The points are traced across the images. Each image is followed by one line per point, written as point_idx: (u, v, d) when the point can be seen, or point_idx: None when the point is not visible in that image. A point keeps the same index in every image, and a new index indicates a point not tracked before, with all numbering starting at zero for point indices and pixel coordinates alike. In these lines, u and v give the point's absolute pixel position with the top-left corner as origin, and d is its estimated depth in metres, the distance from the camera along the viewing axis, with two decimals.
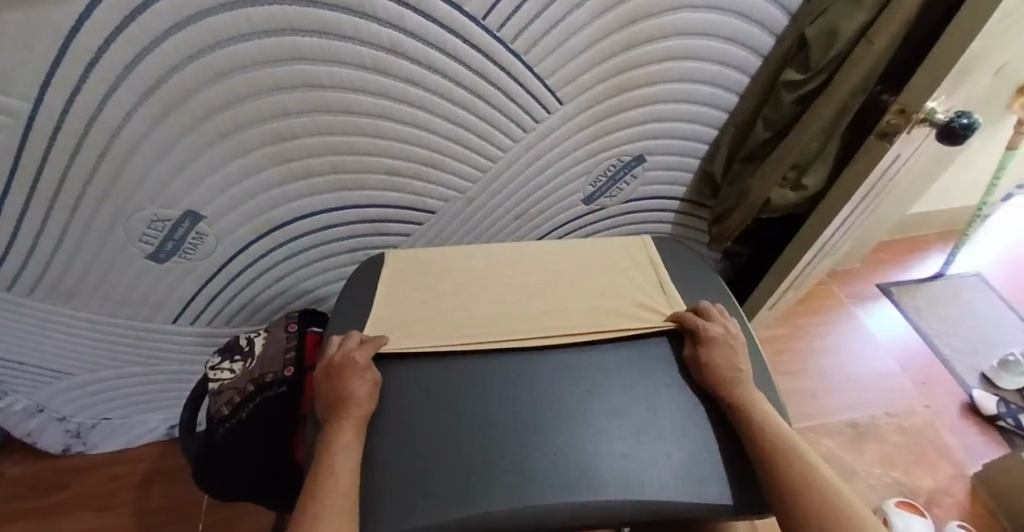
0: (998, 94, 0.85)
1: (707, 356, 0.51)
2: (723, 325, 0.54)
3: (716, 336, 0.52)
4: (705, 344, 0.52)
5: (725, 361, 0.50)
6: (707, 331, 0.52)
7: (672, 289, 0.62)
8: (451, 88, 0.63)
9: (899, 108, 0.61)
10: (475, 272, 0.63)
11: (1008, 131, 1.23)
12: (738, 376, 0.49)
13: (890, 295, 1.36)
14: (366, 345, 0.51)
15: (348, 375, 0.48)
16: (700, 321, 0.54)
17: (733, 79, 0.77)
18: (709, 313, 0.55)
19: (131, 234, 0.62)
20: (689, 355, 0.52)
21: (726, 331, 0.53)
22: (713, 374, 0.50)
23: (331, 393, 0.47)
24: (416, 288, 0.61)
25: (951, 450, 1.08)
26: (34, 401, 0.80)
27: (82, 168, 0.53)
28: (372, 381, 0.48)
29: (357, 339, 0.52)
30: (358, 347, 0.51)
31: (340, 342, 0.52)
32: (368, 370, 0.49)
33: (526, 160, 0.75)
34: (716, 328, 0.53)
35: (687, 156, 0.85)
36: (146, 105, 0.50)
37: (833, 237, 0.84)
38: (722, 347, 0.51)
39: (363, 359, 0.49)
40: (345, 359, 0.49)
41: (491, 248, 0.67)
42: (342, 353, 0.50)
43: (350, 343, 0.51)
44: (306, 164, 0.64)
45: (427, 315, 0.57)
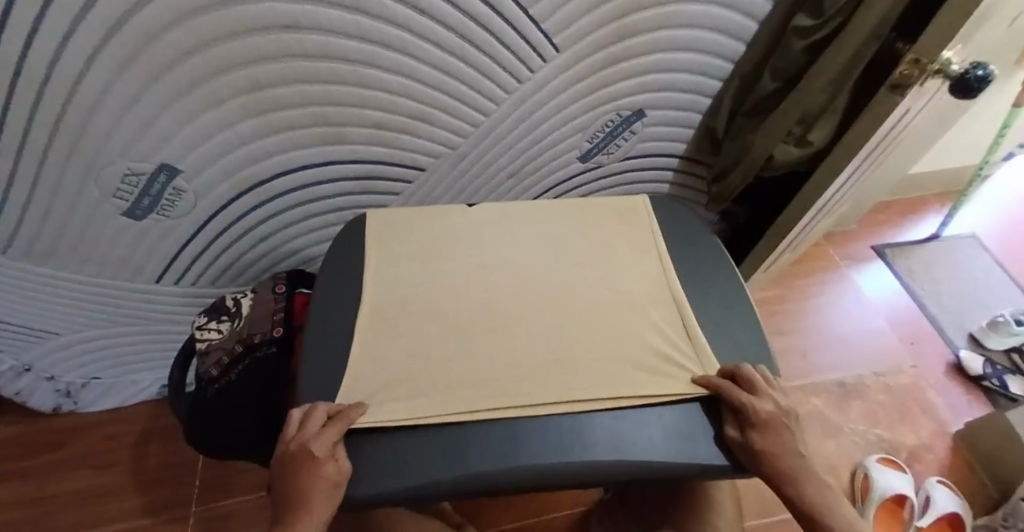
0: (1015, 45, 0.81)
1: (762, 444, 0.42)
2: (772, 398, 0.45)
3: (769, 417, 0.43)
4: (758, 430, 0.43)
5: (784, 446, 0.43)
6: (760, 414, 0.43)
7: (699, 336, 0.52)
8: (438, 33, 0.59)
9: (914, 57, 0.57)
10: (469, 256, 0.58)
11: (1017, 87, 1.20)
12: (797, 465, 0.43)
13: (885, 257, 1.36)
14: (331, 426, 0.41)
15: (303, 476, 0.38)
16: (746, 395, 0.44)
17: (739, 27, 0.73)
18: (752, 383, 0.45)
19: (106, 190, 0.59)
20: (736, 439, 0.43)
21: (777, 407, 0.44)
22: (771, 466, 0.42)
23: (286, 494, 0.39)
24: (405, 271, 0.56)
25: (936, 409, 1.11)
26: (21, 360, 0.79)
27: (46, 118, 0.50)
28: (332, 479, 0.39)
29: (323, 415, 0.42)
30: (321, 429, 0.41)
31: (302, 419, 0.42)
32: (330, 465, 0.39)
33: (519, 114, 0.72)
34: (767, 406, 0.44)
35: (687, 110, 0.82)
36: (109, 51, 0.47)
37: (837, 194, 0.82)
38: (776, 428, 0.43)
39: (322, 450, 0.39)
40: (302, 451, 0.39)
41: (478, 223, 0.62)
42: (299, 441, 0.40)
43: (312, 424, 0.41)
44: (287, 115, 0.61)
45: (408, 358, 0.49)
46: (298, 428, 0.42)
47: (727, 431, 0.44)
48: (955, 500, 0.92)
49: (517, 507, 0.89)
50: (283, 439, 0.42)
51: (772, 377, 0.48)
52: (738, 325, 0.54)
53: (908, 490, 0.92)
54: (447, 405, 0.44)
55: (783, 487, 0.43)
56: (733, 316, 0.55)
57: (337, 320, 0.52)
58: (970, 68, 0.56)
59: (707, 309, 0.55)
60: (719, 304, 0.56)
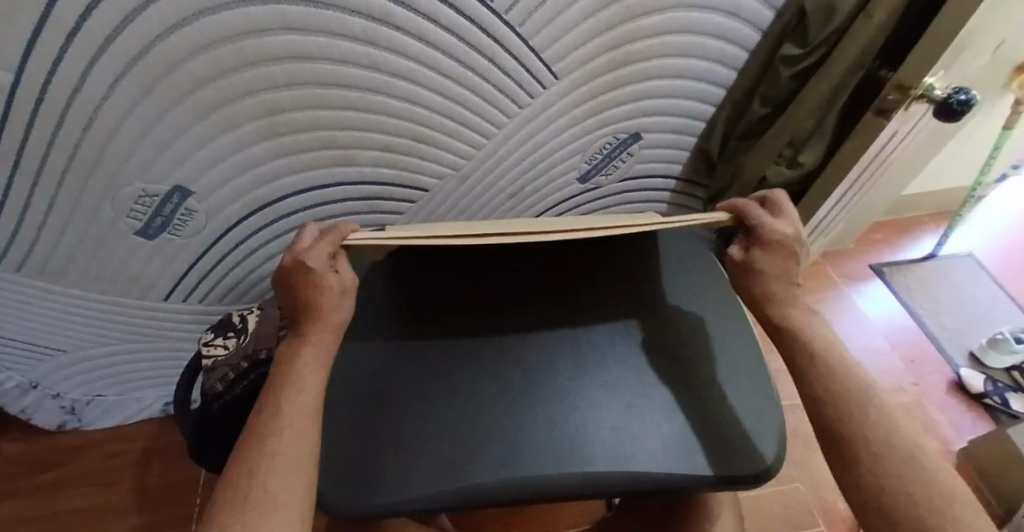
0: (999, 71, 0.84)
1: (759, 259, 0.44)
2: (791, 225, 0.45)
3: (780, 238, 0.44)
4: (763, 248, 0.44)
5: (783, 271, 0.44)
6: (772, 233, 0.44)
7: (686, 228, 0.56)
8: (441, 61, 0.61)
9: (897, 83, 0.60)
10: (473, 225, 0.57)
11: (1007, 110, 1.23)
12: (787, 291, 0.44)
13: (882, 275, 1.37)
14: (325, 241, 0.42)
15: (307, 284, 0.39)
16: (764, 217, 0.45)
17: (731, 55, 0.75)
18: (777, 210, 0.46)
19: (120, 210, 0.61)
20: (738, 255, 0.45)
21: (794, 235, 0.45)
22: (763, 282, 0.44)
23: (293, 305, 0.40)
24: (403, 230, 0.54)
25: (937, 426, 1.11)
26: (28, 378, 0.80)
27: (67, 142, 0.52)
28: (335, 288, 0.40)
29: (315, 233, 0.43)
30: (315, 243, 0.41)
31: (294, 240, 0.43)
32: (331, 274, 0.40)
33: (521, 136, 0.74)
34: (784, 228, 0.44)
35: (682, 134, 0.85)
36: (130, 78, 0.49)
37: (827, 217, 0.84)
38: (781, 252, 0.44)
39: (319, 257, 0.40)
40: (298, 261, 0.40)
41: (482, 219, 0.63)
42: (296, 250, 0.41)
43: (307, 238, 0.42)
44: (297, 139, 0.63)
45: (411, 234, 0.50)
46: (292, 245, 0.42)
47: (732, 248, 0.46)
48: None
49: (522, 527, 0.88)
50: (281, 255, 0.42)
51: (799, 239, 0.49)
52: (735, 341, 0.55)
53: None
54: (449, 423, 0.45)
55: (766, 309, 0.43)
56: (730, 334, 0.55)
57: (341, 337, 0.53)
58: (953, 93, 0.59)
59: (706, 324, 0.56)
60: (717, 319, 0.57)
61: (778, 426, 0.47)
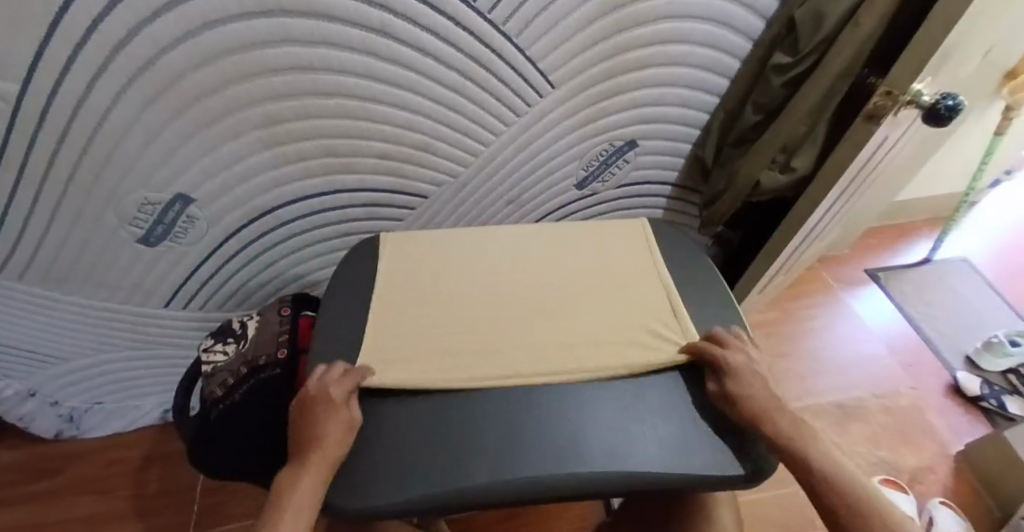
0: (988, 77, 0.86)
1: (736, 388, 0.46)
2: (743, 351, 0.50)
3: (740, 366, 0.48)
4: (732, 377, 0.47)
5: (761, 389, 0.46)
6: (730, 362, 0.48)
7: (684, 313, 0.57)
8: (440, 71, 0.63)
9: (886, 90, 0.61)
10: (479, 292, 0.59)
11: (997, 116, 1.25)
12: (777, 405, 0.45)
13: (878, 280, 1.38)
14: (348, 376, 0.47)
15: (323, 414, 0.44)
16: (719, 350, 0.49)
17: (723, 63, 0.77)
18: (724, 339, 0.51)
19: (122, 218, 0.62)
20: (714, 390, 0.48)
21: (748, 358, 0.49)
22: (750, 403, 0.45)
23: (301, 432, 0.43)
24: (409, 313, 0.56)
25: (935, 431, 1.11)
26: (26, 386, 0.80)
27: (71, 151, 0.53)
28: (346, 422, 0.44)
29: (340, 368, 0.48)
30: (339, 379, 0.47)
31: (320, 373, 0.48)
32: (345, 409, 0.45)
33: (519, 144, 0.75)
34: (737, 357, 0.48)
35: (678, 141, 0.86)
36: (134, 89, 0.50)
37: (819, 224, 0.85)
38: (750, 376, 0.47)
39: (339, 393, 0.45)
40: (322, 395, 0.45)
41: (487, 252, 0.63)
42: (320, 385, 0.46)
43: (330, 374, 0.47)
44: (299, 148, 0.64)
45: (419, 343, 0.53)
46: (316, 378, 0.48)
47: (709, 384, 0.49)
48: (960, 522, 0.92)
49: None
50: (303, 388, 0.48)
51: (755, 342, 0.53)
52: None
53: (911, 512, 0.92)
54: (446, 423, 0.46)
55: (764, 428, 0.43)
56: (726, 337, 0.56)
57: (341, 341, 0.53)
58: (940, 99, 0.60)
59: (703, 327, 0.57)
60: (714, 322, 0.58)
61: None
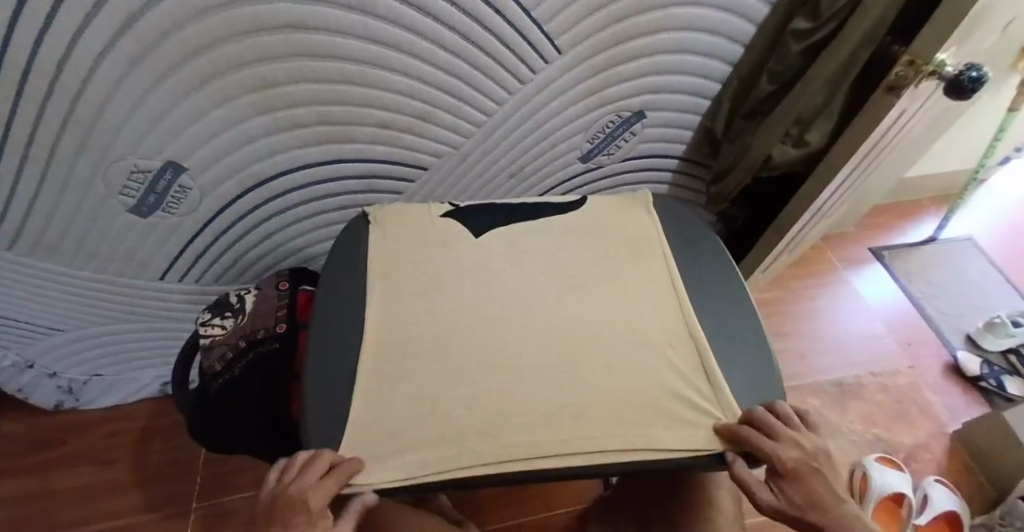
0: (1010, 48, 0.82)
1: (796, 498, 0.42)
2: (798, 443, 0.43)
3: (794, 466, 0.42)
4: (788, 482, 0.42)
5: (826, 493, 0.42)
6: (785, 465, 0.42)
7: (717, 374, 0.50)
8: (441, 32, 0.59)
9: (909, 59, 0.58)
10: (484, 344, 0.51)
11: (1012, 91, 1.21)
12: (841, 512, 0.41)
13: (881, 259, 1.37)
14: (331, 478, 0.39)
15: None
16: (770, 446, 0.42)
17: (738, 29, 0.73)
18: (771, 424, 0.44)
19: (112, 187, 0.60)
20: (767, 498, 0.42)
21: (802, 452, 0.43)
22: (815, 515, 0.41)
23: None
24: (404, 369, 0.49)
25: (932, 408, 1.12)
26: (23, 357, 0.79)
27: (56, 115, 0.51)
28: None
29: (325, 464, 0.40)
30: (319, 481, 0.39)
31: (301, 468, 0.40)
32: (319, 525, 0.37)
33: (522, 114, 0.73)
34: (792, 455, 0.42)
35: (687, 113, 0.83)
36: (117, 50, 0.47)
37: (829, 199, 0.82)
38: (807, 479, 0.42)
39: (314, 505, 0.37)
40: (295, 505, 0.37)
41: (489, 294, 0.55)
42: (295, 490, 0.38)
43: (311, 474, 0.39)
44: (294, 114, 0.62)
45: (417, 409, 0.46)
46: (296, 473, 0.40)
47: (760, 493, 0.43)
48: (953, 499, 0.93)
49: (521, 504, 0.89)
50: (279, 482, 0.40)
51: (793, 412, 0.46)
52: (736, 324, 0.55)
53: (905, 489, 0.93)
54: (450, 421, 0.45)
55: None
56: (731, 316, 0.56)
57: (341, 318, 0.53)
58: (964, 69, 0.57)
59: (707, 306, 0.56)
60: (719, 302, 0.57)
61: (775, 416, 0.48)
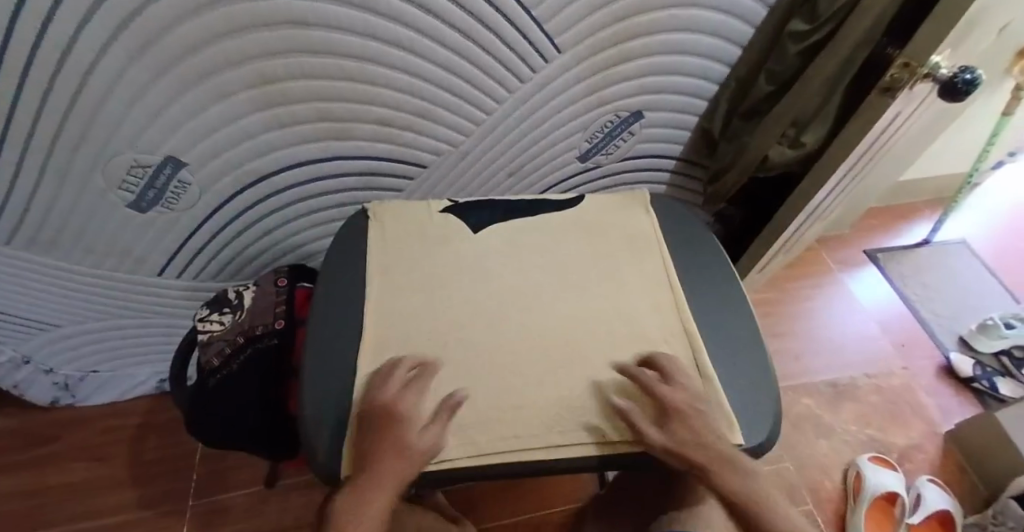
0: (1004, 53, 0.83)
1: (677, 432, 0.43)
2: (684, 387, 0.46)
3: (677, 403, 0.44)
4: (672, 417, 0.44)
5: (712, 436, 0.43)
6: (669, 400, 0.45)
7: (710, 372, 0.51)
8: (442, 30, 0.60)
9: (904, 61, 0.59)
10: (482, 341, 0.51)
11: (1006, 96, 1.22)
12: (725, 450, 0.42)
13: (876, 261, 1.38)
14: (413, 387, 0.45)
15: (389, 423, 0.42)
16: (659, 384, 0.46)
17: (736, 30, 0.74)
18: (667, 371, 0.48)
19: (111, 181, 0.60)
20: (659, 440, 0.42)
21: (687, 394, 0.46)
22: (703, 452, 0.41)
23: (366, 443, 0.42)
24: (401, 365, 0.49)
25: (925, 409, 1.12)
26: (19, 352, 0.79)
27: (56, 108, 0.51)
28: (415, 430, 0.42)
29: (402, 378, 0.46)
30: (402, 389, 0.45)
31: (385, 379, 0.46)
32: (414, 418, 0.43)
33: (521, 113, 0.73)
34: (678, 395, 0.45)
35: (685, 113, 0.84)
36: (118, 43, 0.47)
37: (826, 200, 0.83)
38: (686, 417, 0.44)
39: (407, 402, 0.44)
40: (389, 406, 0.43)
41: (485, 293, 0.55)
42: (385, 396, 0.44)
43: (393, 384, 0.45)
44: (294, 110, 0.62)
45: None
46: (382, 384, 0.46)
47: (652, 435, 0.43)
48: (945, 498, 0.93)
49: (518, 502, 0.89)
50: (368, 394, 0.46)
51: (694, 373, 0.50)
52: (732, 323, 0.56)
53: (898, 489, 0.94)
54: None
55: (718, 478, 0.40)
56: (727, 315, 0.56)
57: (340, 314, 0.53)
58: (958, 72, 0.58)
59: (703, 305, 0.57)
60: (715, 302, 0.58)
61: (771, 414, 0.49)
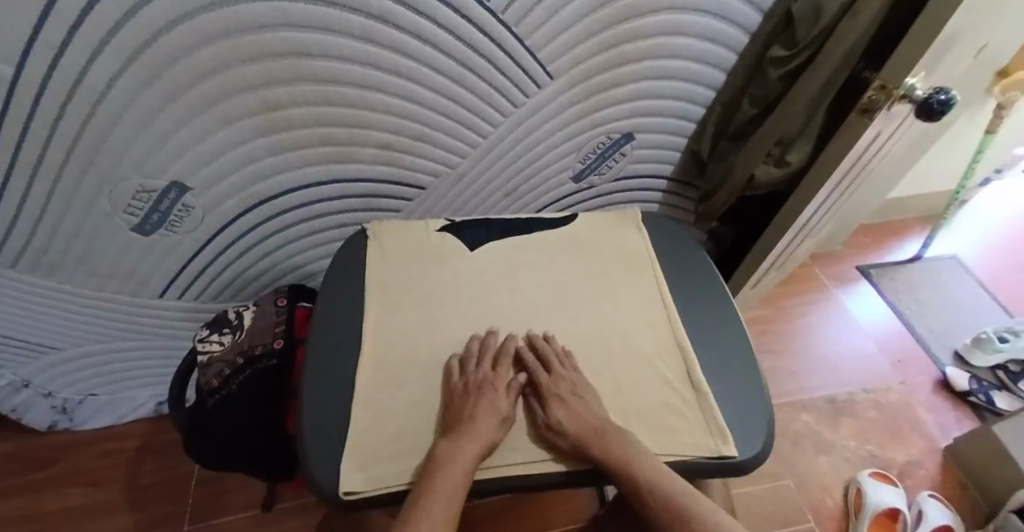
0: (981, 75, 0.87)
1: (550, 417, 0.46)
2: (564, 374, 0.49)
3: (549, 388, 0.48)
4: (547, 403, 0.47)
5: (586, 411, 0.46)
6: (544, 387, 0.48)
7: (704, 387, 0.52)
8: (439, 59, 0.62)
9: (880, 84, 0.62)
10: None
11: (988, 115, 1.26)
12: (601, 426, 0.45)
13: (869, 277, 1.40)
14: (502, 369, 0.50)
15: (485, 394, 0.46)
16: (540, 375, 0.49)
17: (722, 56, 0.77)
18: (552, 358, 0.51)
19: (117, 205, 0.62)
20: (542, 420, 0.47)
21: (565, 379, 0.49)
22: (577, 425, 0.45)
23: (459, 405, 0.46)
24: (400, 382, 0.50)
25: (923, 425, 1.13)
26: (19, 375, 0.80)
27: (67, 136, 0.53)
28: (504, 409, 0.46)
29: (491, 358, 0.51)
30: (496, 370, 0.49)
31: (474, 358, 0.51)
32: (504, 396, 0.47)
33: (516, 136, 0.76)
34: (555, 381, 0.48)
35: (675, 135, 0.87)
36: (127, 74, 0.50)
37: (815, 218, 0.85)
38: (560, 400, 0.47)
39: (502, 382, 0.48)
40: (484, 381, 0.48)
41: (481, 311, 0.57)
42: (480, 373, 0.48)
43: (486, 365, 0.50)
44: (295, 135, 0.64)
45: (413, 421, 0.47)
46: (472, 361, 0.50)
47: (537, 414, 0.47)
48: (946, 514, 0.93)
49: (518, 523, 0.88)
50: (457, 370, 0.50)
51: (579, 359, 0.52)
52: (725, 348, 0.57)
53: (898, 504, 0.94)
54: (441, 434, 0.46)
55: (592, 448, 0.43)
56: (720, 330, 0.58)
57: (339, 333, 0.54)
58: (933, 93, 0.61)
59: (697, 323, 0.59)
60: (707, 318, 0.59)
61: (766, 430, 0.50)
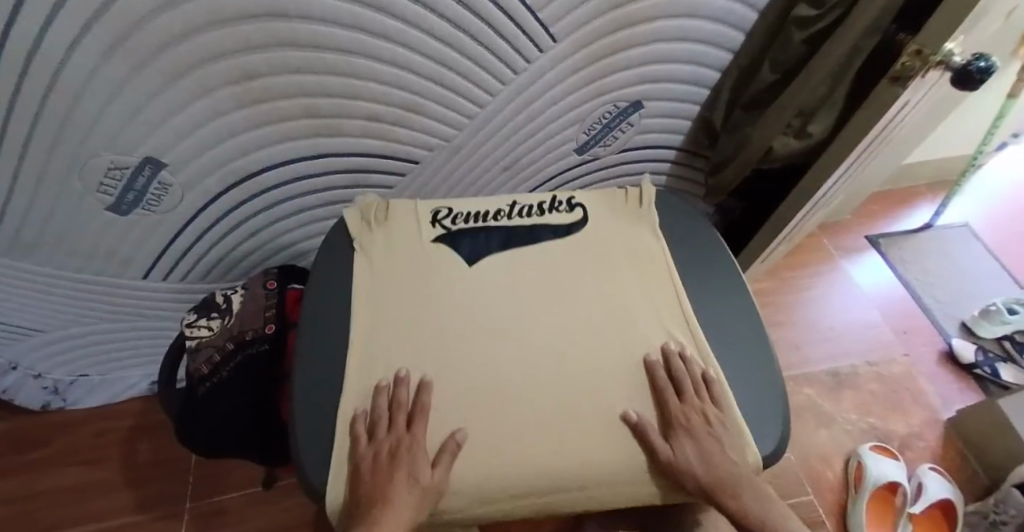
0: (1016, 32, 0.80)
1: (680, 453, 0.45)
2: (697, 405, 0.48)
3: (685, 422, 0.47)
4: (680, 439, 0.46)
5: (717, 455, 0.46)
6: (677, 419, 0.47)
7: (714, 365, 0.52)
8: (433, 22, 0.57)
9: (916, 48, 0.56)
10: (484, 352, 0.50)
11: (1012, 77, 1.19)
12: (733, 473, 0.46)
13: (877, 247, 1.36)
14: (417, 424, 0.45)
15: (397, 464, 0.42)
16: (673, 401, 0.48)
17: (740, 15, 0.70)
18: (678, 381, 0.49)
19: (89, 184, 0.58)
20: (667, 456, 0.45)
21: (700, 413, 0.48)
22: (706, 473, 0.45)
23: (370, 480, 0.42)
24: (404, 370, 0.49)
25: (925, 396, 1.12)
26: (6, 358, 0.78)
27: (27, 109, 0.48)
28: (424, 477, 0.42)
29: (405, 408, 0.46)
30: (410, 429, 0.45)
31: (389, 411, 0.46)
32: (423, 457, 0.43)
33: (516, 105, 0.70)
34: (689, 413, 0.47)
35: (686, 101, 0.81)
36: (87, 41, 0.44)
37: (828, 191, 0.83)
38: (694, 439, 0.46)
39: (416, 441, 0.44)
40: (397, 447, 0.44)
41: (481, 299, 0.54)
42: (394, 437, 0.44)
43: (399, 422, 0.45)
44: (278, 107, 0.59)
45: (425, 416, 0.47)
46: (387, 417, 0.46)
47: (660, 448, 0.45)
48: (946, 487, 0.93)
49: None
50: (369, 430, 0.46)
51: (702, 377, 0.50)
52: (735, 341, 0.55)
53: (899, 478, 0.94)
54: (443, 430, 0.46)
55: (725, 501, 0.45)
56: (733, 318, 0.56)
57: (332, 324, 0.52)
58: (972, 60, 0.55)
59: (708, 311, 0.56)
60: (719, 307, 0.57)
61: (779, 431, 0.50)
